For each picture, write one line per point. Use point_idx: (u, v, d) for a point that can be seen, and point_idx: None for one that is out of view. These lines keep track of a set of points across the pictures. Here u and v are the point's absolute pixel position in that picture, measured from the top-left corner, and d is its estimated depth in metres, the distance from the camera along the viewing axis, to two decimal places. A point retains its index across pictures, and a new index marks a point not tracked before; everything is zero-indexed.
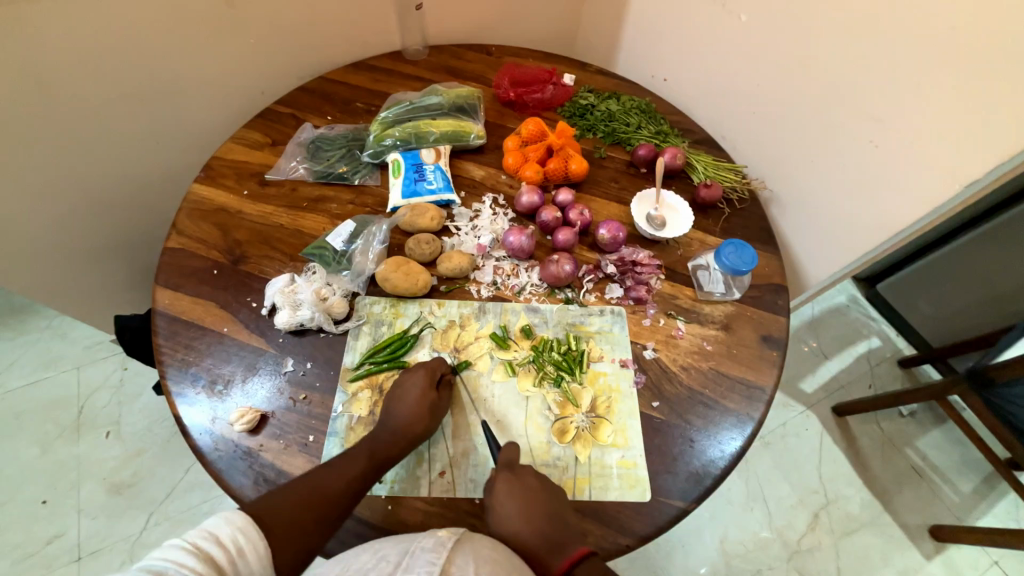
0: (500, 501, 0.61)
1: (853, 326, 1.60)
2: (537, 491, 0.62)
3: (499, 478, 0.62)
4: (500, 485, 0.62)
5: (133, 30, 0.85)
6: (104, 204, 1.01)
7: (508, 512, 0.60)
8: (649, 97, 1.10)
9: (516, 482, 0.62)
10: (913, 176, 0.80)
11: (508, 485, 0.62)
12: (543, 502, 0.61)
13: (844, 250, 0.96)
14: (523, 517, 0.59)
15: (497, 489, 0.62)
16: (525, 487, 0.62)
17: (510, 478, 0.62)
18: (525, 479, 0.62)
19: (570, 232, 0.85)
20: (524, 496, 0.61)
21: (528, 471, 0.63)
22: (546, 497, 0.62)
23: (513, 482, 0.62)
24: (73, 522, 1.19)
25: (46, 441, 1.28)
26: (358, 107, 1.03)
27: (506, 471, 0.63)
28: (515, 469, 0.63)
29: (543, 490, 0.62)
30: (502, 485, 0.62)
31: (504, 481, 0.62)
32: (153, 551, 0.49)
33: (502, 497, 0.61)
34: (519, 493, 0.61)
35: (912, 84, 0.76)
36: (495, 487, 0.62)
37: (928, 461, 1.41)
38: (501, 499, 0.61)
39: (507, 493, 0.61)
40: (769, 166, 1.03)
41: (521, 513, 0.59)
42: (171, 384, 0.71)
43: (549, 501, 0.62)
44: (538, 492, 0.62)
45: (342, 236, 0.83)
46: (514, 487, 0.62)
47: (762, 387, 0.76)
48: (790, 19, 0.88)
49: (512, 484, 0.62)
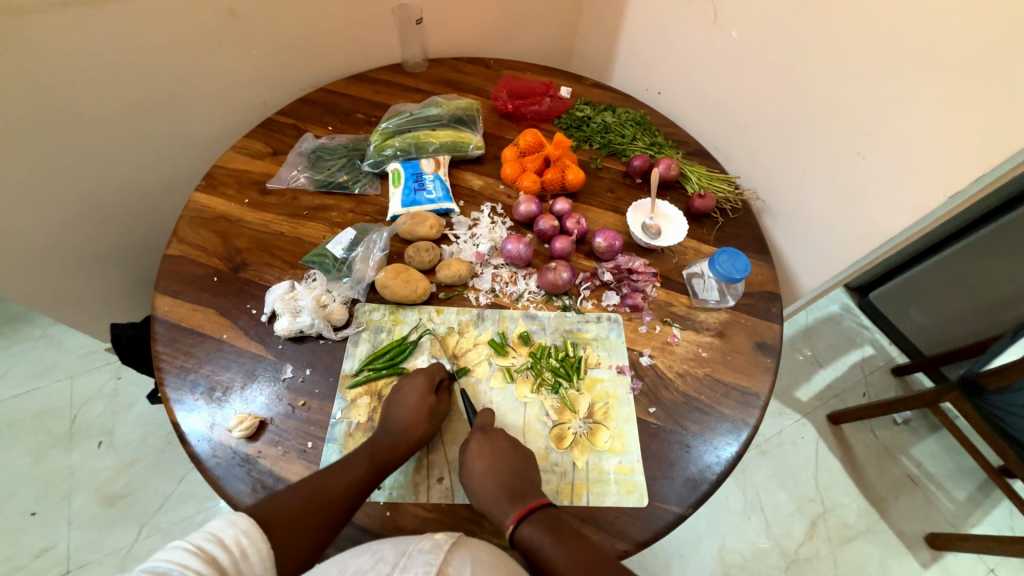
0: (470, 458, 0.65)
1: (847, 334, 1.62)
2: (505, 449, 0.65)
3: (471, 439, 0.66)
4: (472, 445, 0.66)
5: (138, 40, 0.86)
6: (104, 212, 1.01)
7: (476, 467, 0.64)
8: (644, 109, 1.12)
9: (486, 442, 0.66)
10: (902, 186, 0.82)
11: (479, 445, 0.65)
12: (511, 461, 0.64)
13: (835, 259, 0.98)
14: (489, 471, 0.63)
15: (469, 448, 0.66)
16: (495, 447, 0.65)
17: (482, 439, 0.66)
18: (497, 440, 0.66)
19: (567, 240, 0.86)
20: (493, 455, 0.64)
21: (500, 432, 0.67)
22: (515, 456, 0.65)
23: (484, 442, 0.66)
24: (64, 534, 1.18)
25: (38, 451, 1.27)
26: (359, 117, 1.05)
27: (479, 434, 0.67)
28: (487, 431, 0.67)
29: (512, 450, 0.65)
30: (473, 445, 0.66)
31: (475, 441, 0.66)
32: (158, 552, 0.50)
33: (473, 455, 0.65)
34: (488, 451, 0.65)
35: (898, 98, 0.78)
36: (468, 447, 0.66)
37: (922, 470, 1.42)
38: (471, 456, 0.65)
39: (476, 451, 0.65)
40: (761, 177, 1.05)
41: (487, 468, 0.63)
42: (170, 391, 0.71)
43: (517, 459, 0.65)
44: (507, 451, 0.65)
45: (342, 244, 0.84)
46: (484, 446, 0.65)
47: (757, 393, 0.77)
48: (780, 35, 0.91)
49: (483, 444, 0.65)
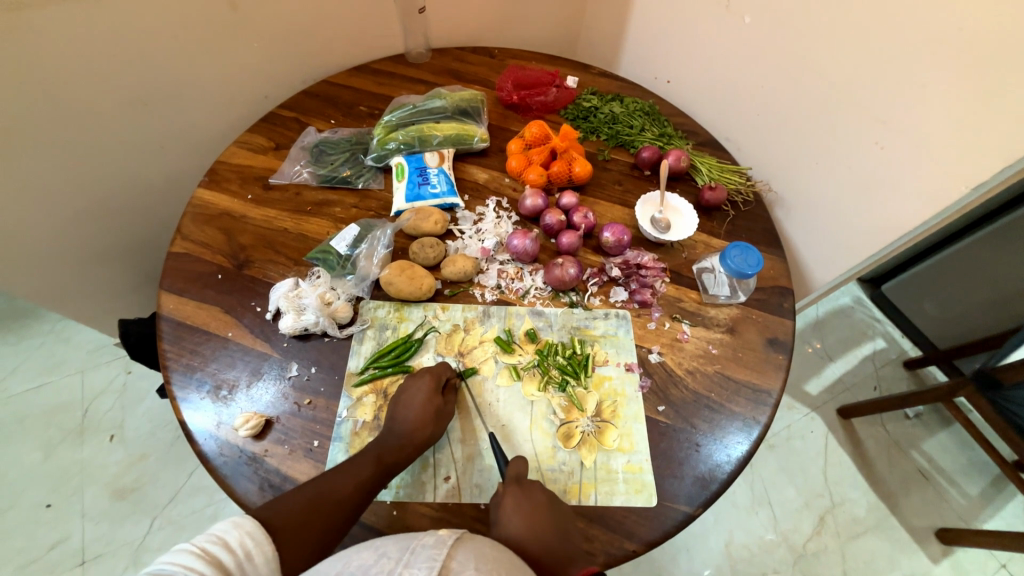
0: (506, 514, 0.60)
1: (858, 327, 1.60)
2: (544, 505, 0.61)
3: (506, 491, 0.61)
4: (507, 498, 0.61)
5: (137, 35, 0.85)
6: (108, 208, 1.01)
7: (515, 526, 0.59)
8: (652, 99, 1.09)
9: (523, 495, 0.61)
10: (920, 178, 0.79)
11: (516, 499, 0.61)
12: (551, 518, 0.60)
13: (849, 252, 0.96)
14: (531, 531, 0.58)
15: (504, 503, 0.61)
16: (533, 501, 0.61)
17: (517, 491, 0.61)
18: (533, 493, 0.62)
19: (575, 235, 0.85)
20: (531, 510, 0.60)
21: (535, 485, 0.63)
22: (553, 514, 0.61)
23: (521, 495, 0.61)
24: (77, 527, 1.19)
25: (50, 445, 1.28)
26: (362, 110, 1.03)
27: (514, 485, 0.62)
28: (522, 483, 0.63)
29: (549, 506, 0.61)
30: (509, 498, 0.61)
31: (511, 494, 0.61)
32: (162, 555, 0.48)
33: (510, 510, 0.60)
34: (526, 507, 0.60)
35: (918, 85, 0.75)
36: (503, 501, 0.61)
37: (934, 464, 1.40)
38: (509, 513, 0.60)
39: (514, 507, 0.60)
40: (773, 168, 1.03)
41: (528, 525, 0.58)
42: (176, 389, 0.71)
43: (555, 518, 0.61)
44: (545, 508, 0.61)
45: (346, 241, 0.83)
46: (521, 501, 0.61)
47: (768, 391, 0.75)
48: (794, 20, 0.88)
49: (520, 498, 0.61)
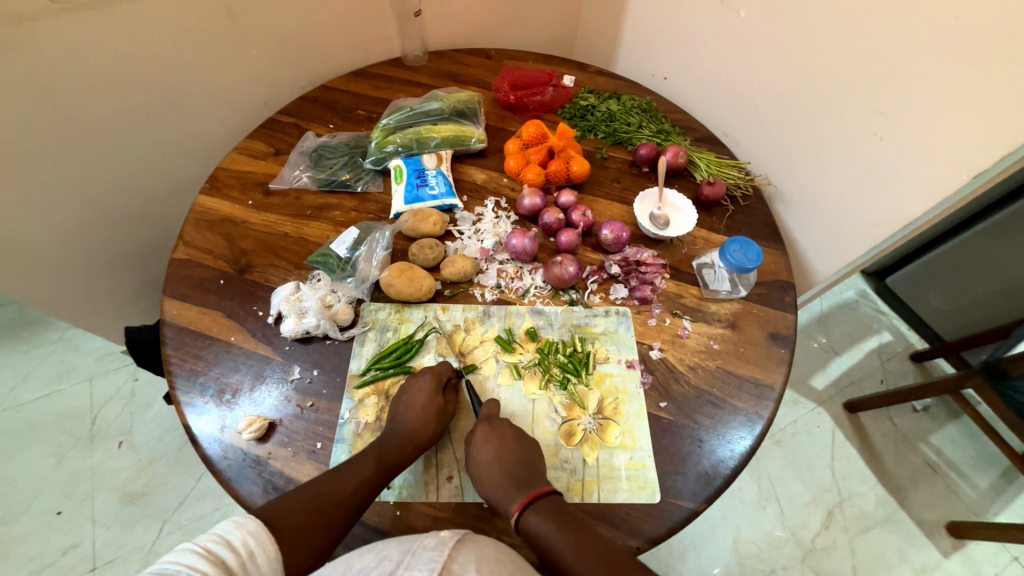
0: (475, 447, 0.65)
1: (863, 320, 1.59)
2: (510, 437, 0.65)
3: (476, 428, 0.66)
4: (477, 434, 0.66)
5: (137, 44, 0.86)
6: (112, 216, 1.02)
7: (481, 457, 0.64)
8: (650, 96, 1.09)
9: (492, 430, 0.65)
10: (919, 168, 0.79)
11: (484, 434, 0.65)
12: (516, 449, 0.64)
13: (851, 245, 0.95)
14: (495, 462, 0.62)
15: (474, 437, 0.66)
16: (500, 434, 0.65)
17: (487, 427, 0.66)
18: (501, 428, 0.66)
19: (573, 233, 0.85)
20: (498, 444, 0.64)
21: (505, 422, 0.67)
22: (520, 445, 0.65)
23: (489, 431, 0.65)
24: (88, 532, 1.20)
25: (60, 452, 1.29)
26: (360, 114, 1.04)
27: (485, 423, 0.67)
28: (492, 420, 0.67)
29: (516, 438, 0.65)
30: (478, 434, 0.65)
31: (481, 430, 0.66)
32: (166, 556, 0.49)
33: (477, 443, 0.65)
34: (493, 440, 0.64)
35: (917, 75, 0.75)
36: (474, 436, 0.66)
37: (943, 457, 1.39)
38: (477, 445, 0.65)
39: (481, 441, 0.65)
40: (772, 162, 1.03)
41: (492, 457, 0.63)
42: (180, 394, 0.71)
43: (523, 449, 0.64)
44: (511, 440, 0.65)
45: (346, 244, 0.84)
46: (489, 434, 0.65)
47: (770, 385, 0.75)
48: (789, 14, 0.88)
49: (488, 433, 0.65)
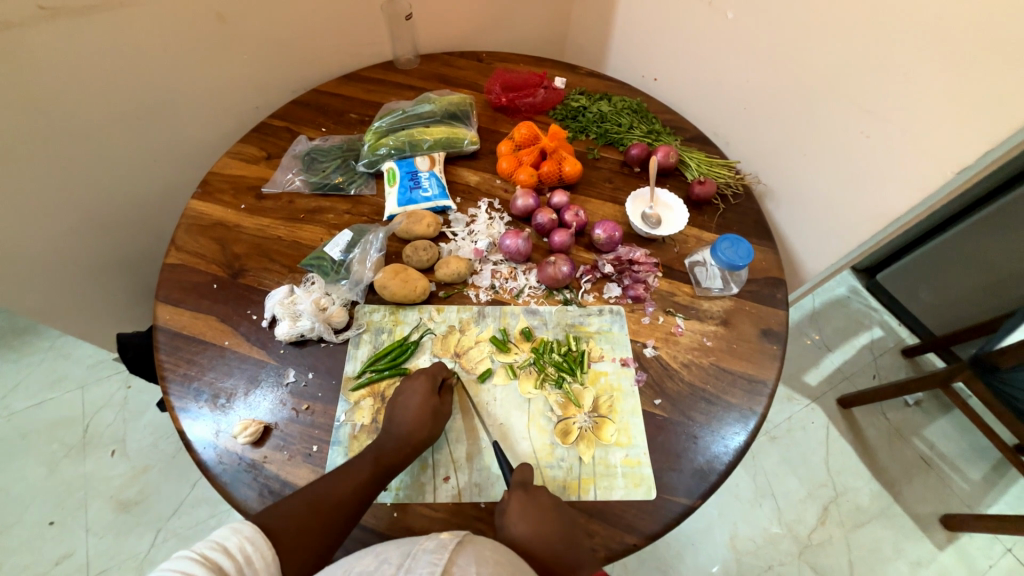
0: (511, 520, 0.60)
1: (855, 316, 1.61)
2: (549, 508, 0.61)
3: (512, 497, 0.61)
4: (513, 504, 0.61)
5: (128, 50, 0.86)
6: (104, 222, 1.01)
7: (520, 533, 0.59)
8: (640, 97, 1.10)
9: (529, 499, 0.61)
10: (905, 165, 0.80)
11: (522, 505, 0.61)
12: (556, 522, 0.61)
13: (840, 241, 0.96)
14: (539, 538, 0.58)
15: (510, 508, 0.61)
16: (539, 505, 0.61)
17: (523, 496, 0.62)
18: (539, 498, 0.62)
19: (566, 233, 0.85)
20: (538, 516, 0.60)
21: (540, 488, 0.63)
22: (558, 516, 0.62)
23: (527, 501, 0.61)
24: (81, 541, 1.19)
25: (53, 461, 1.28)
26: (353, 117, 1.04)
27: (520, 491, 0.62)
28: (527, 487, 0.63)
29: (554, 509, 0.62)
30: (515, 505, 0.61)
31: (517, 500, 0.61)
32: (163, 563, 0.48)
33: (516, 517, 0.60)
34: (533, 512, 0.60)
35: (901, 73, 0.76)
36: (508, 506, 0.61)
37: (935, 450, 1.41)
38: (514, 519, 0.60)
39: (519, 513, 0.60)
40: (762, 161, 1.04)
41: (536, 533, 0.59)
42: (174, 400, 0.71)
43: (560, 520, 0.61)
44: (550, 511, 0.61)
45: (339, 246, 0.84)
46: (527, 505, 0.61)
47: (763, 381, 0.76)
48: (776, 14, 0.89)
49: (526, 503, 0.61)
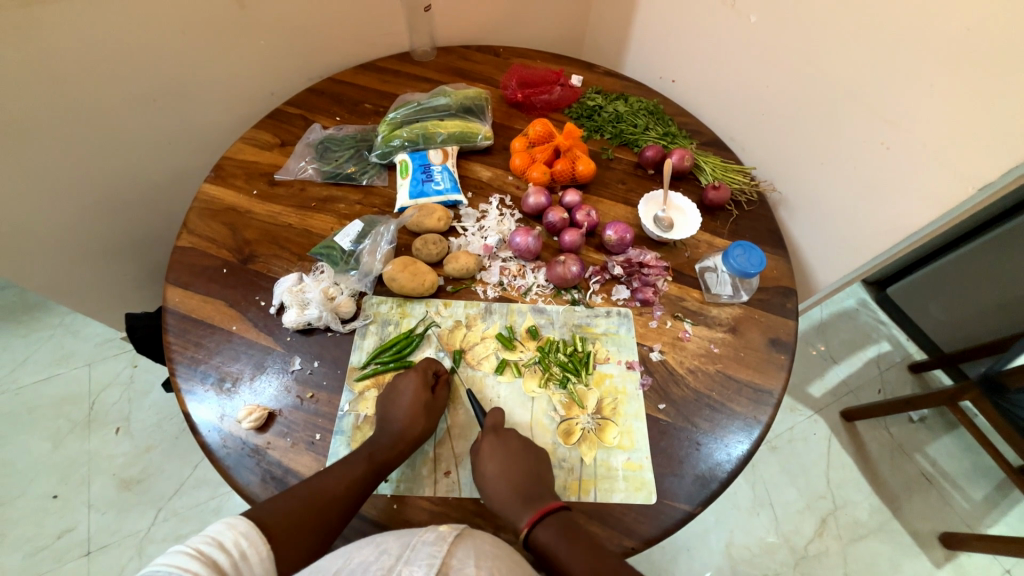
0: (482, 459, 0.64)
1: (863, 329, 1.59)
2: (516, 450, 0.64)
3: (483, 439, 0.65)
4: (483, 445, 0.65)
5: (146, 32, 0.86)
6: (116, 202, 1.02)
7: (486, 469, 0.63)
8: (657, 98, 1.10)
9: (498, 441, 0.65)
10: (925, 178, 0.79)
11: (491, 446, 0.64)
12: (523, 462, 0.63)
13: (853, 253, 0.95)
14: (501, 474, 0.62)
15: (481, 448, 0.65)
16: (506, 447, 0.64)
17: (494, 440, 0.65)
18: (509, 441, 0.65)
19: (577, 233, 0.85)
20: (504, 457, 0.63)
21: (511, 432, 0.66)
22: (527, 458, 0.64)
23: (496, 442, 0.65)
24: (83, 517, 1.21)
25: (58, 436, 1.30)
26: (368, 108, 1.04)
27: (491, 434, 0.66)
28: (499, 431, 0.66)
29: (526, 451, 0.64)
30: (485, 446, 0.64)
31: (487, 442, 0.65)
32: (158, 557, 0.48)
33: (484, 455, 0.64)
34: (501, 452, 0.63)
35: (924, 85, 0.75)
36: (480, 448, 0.65)
37: (938, 468, 1.39)
38: (483, 458, 0.64)
39: (488, 452, 0.64)
40: (778, 168, 1.03)
41: (497, 470, 0.62)
42: (180, 381, 0.72)
43: (528, 461, 0.63)
44: (519, 452, 0.64)
45: (350, 237, 0.84)
46: (497, 446, 0.64)
47: (769, 391, 0.75)
48: (802, 20, 0.88)
49: (495, 445, 0.64)
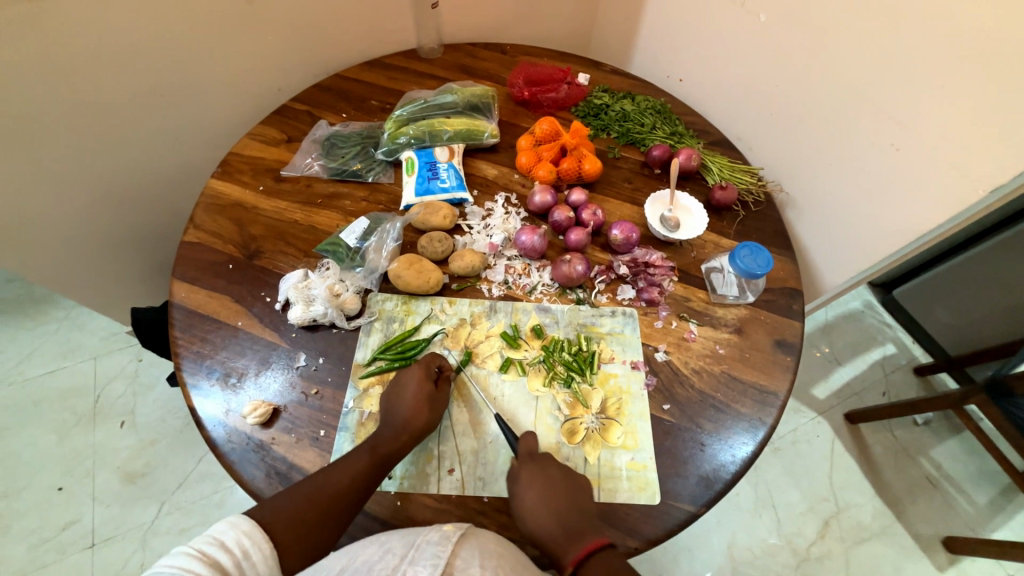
0: (521, 488, 0.62)
1: (868, 332, 1.59)
2: (558, 480, 0.62)
3: (522, 467, 0.64)
4: (523, 473, 0.63)
5: (153, 28, 0.86)
6: (122, 197, 1.02)
7: (528, 499, 0.61)
8: (665, 97, 1.09)
9: (539, 470, 0.63)
10: (934, 180, 0.79)
11: (532, 474, 0.63)
12: (566, 494, 0.62)
13: (860, 255, 0.95)
14: (545, 506, 0.60)
15: (521, 477, 0.63)
16: (548, 476, 0.63)
17: (533, 467, 0.64)
18: (550, 470, 0.63)
19: (583, 232, 0.85)
20: (547, 487, 0.62)
21: (552, 460, 0.65)
22: (569, 489, 0.62)
23: (536, 470, 0.63)
24: (88, 509, 1.21)
25: (63, 429, 1.30)
26: (374, 104, 1.04)
27: (530, 462, 0.64)
28: (537, 459, 0.65)
29: (567, 481, 0.63)
30: (525, 475, 0.63)
31: (527, 470, 0.63)
32: (161, 559, 0.49)
33: (525, 484, 0.62)
34: (543, 482, 0.62)
35: (934, 86, 0.75)
36: (519, 476, 0.63)
37: (942, 471, 1.39)
38: (523, 487, 0.62)
39: (528, 481, 0.62)
40: (786, 168, 1.02)
41: (541, 501, 0.60)
42: (186, 376, 0.72)
43: (571, 493, 0.62)
44: (561, 482, 0.62)
45: (355, 233, 0.84)
46: (537, 475, 0.63)
47: (775, 393, 0.75)
48: (811, 20, 0.87)
49: (536, 473, 0.63)
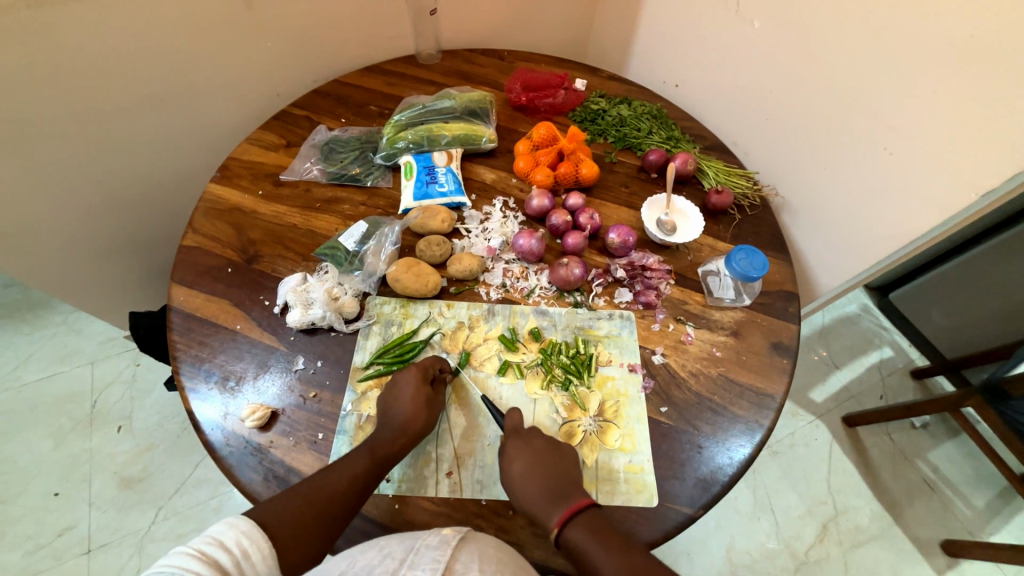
0: (507, 461, 0.64)
1: (865, 335, 1.59)
2: (540, 449, 0.64)
3: (506, 441, 0.65)
4: (507, 446, 0.65)
5: (154, 34, 0.87)
6: (122, 201, 1.03)
7: (513, 470, 0.63)
8: (661, 102, 1.10)
9: (522, 442, 0.65)
10: (928, 184, 0.80)
11: (516, 447, 0.64)
12: (550, 463, 0.63)
13: (855, 258, 0.96)
14: (529, 475, 0.62)
15: (506, 450, 0.65)
16: (531, 447, 0.64)
17: (517, 440, 0.65)
18: (533, 442, 0.65)
19: (580, 235, 0.85)
20: (530, 457, 0.63)
21: (536, 433, 0.66)
22: (553, 458, 0.64)
23: (519, 442, 0.65)
24: (84, 515, 1.21)
25: (60, 434, 1.30)
26: (373, 110, 1.04)
27: (514, 436, 0.66)
28: (521, 433, 0.66)
29: (550, 451, 0.64)
30: (509, 448, 0.64)
31: (510, 443, 0.65)
32: (161, 559, 0.49)
33: (510, 457, 0.64)
34: (526, 452, 0.64)
35: (926, 91, 0.76)
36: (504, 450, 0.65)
37: (940, 474, 1.39)
38: (508, 460, 0.64)
39: (512, 453, 0.64)
40: (781, 172, 1.03)
41: (524, 470, 0.62)
42: (184, 379, 0.72)
43: (555, 461, 0.64)
44: (544, 452, 0.64)
45: (354, 237, 0.84)
46: (521, 447, 0.64)
47: (772, 395, 0.75)
48: (805, 26, 0.88)
49: (519, 445, 0.64)
